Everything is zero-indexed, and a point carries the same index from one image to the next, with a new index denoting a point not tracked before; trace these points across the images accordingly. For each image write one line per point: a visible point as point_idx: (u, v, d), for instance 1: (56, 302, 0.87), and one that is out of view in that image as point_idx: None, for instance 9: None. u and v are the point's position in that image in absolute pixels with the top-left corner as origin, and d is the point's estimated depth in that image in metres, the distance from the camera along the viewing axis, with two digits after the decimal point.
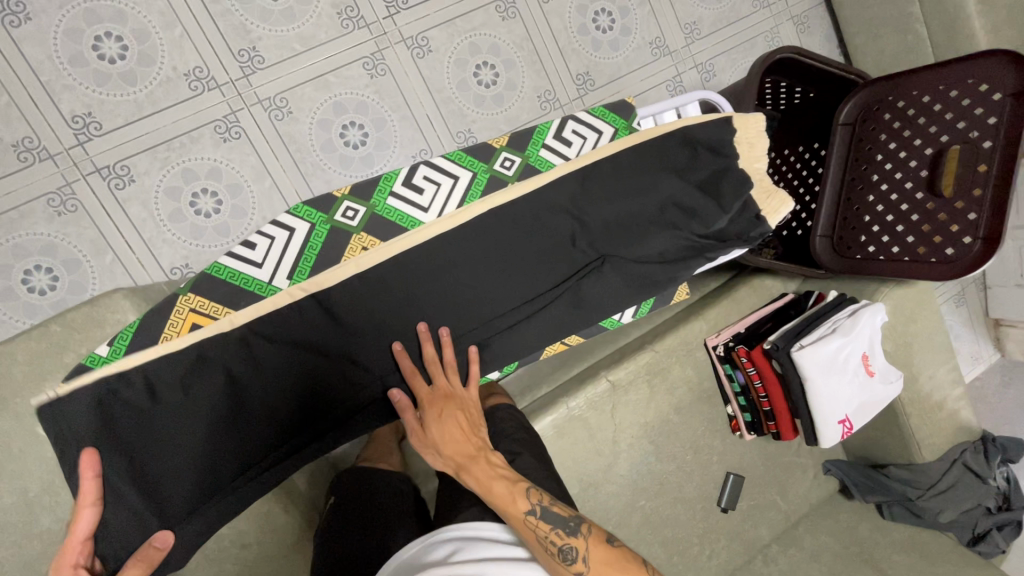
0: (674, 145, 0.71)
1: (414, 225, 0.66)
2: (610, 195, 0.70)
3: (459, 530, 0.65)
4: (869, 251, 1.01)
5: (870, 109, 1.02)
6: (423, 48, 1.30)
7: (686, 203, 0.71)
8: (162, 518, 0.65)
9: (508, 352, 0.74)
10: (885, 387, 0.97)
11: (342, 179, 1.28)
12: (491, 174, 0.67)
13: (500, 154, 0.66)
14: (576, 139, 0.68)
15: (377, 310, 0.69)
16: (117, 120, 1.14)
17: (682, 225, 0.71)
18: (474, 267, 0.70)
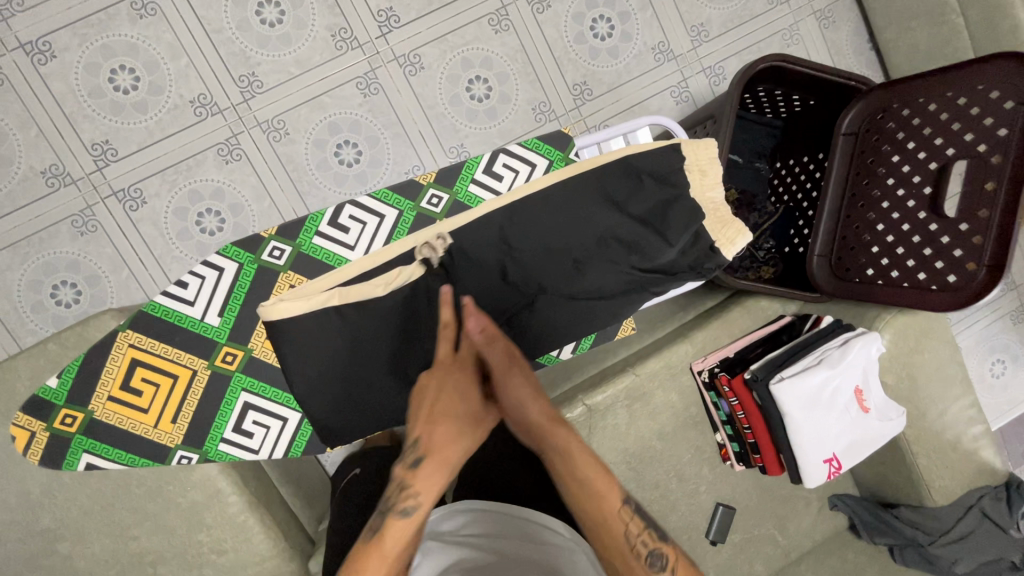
0: (614, 174, 0.75)
1: (341, 261, 0.83)
2: (550, 228, 0.75)
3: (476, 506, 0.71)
4: (867, 274, 0.93)
5: (874, 117, 0.94)
6: (415, 65, 1.31)
7: (627, 235, 0.74)
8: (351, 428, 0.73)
9: None
10: (882, 425, 0.90)
11: (337, 197, 1.32)
12: (418, 211, 0.83)
13: (428, 191, 0.82)
14: (504, 174, 0.83)
15: (325, 341, 0.74)
16: (130, 147, 1.23)
17: (621, 257, 0.74)
18: (414, 309, 0.75)
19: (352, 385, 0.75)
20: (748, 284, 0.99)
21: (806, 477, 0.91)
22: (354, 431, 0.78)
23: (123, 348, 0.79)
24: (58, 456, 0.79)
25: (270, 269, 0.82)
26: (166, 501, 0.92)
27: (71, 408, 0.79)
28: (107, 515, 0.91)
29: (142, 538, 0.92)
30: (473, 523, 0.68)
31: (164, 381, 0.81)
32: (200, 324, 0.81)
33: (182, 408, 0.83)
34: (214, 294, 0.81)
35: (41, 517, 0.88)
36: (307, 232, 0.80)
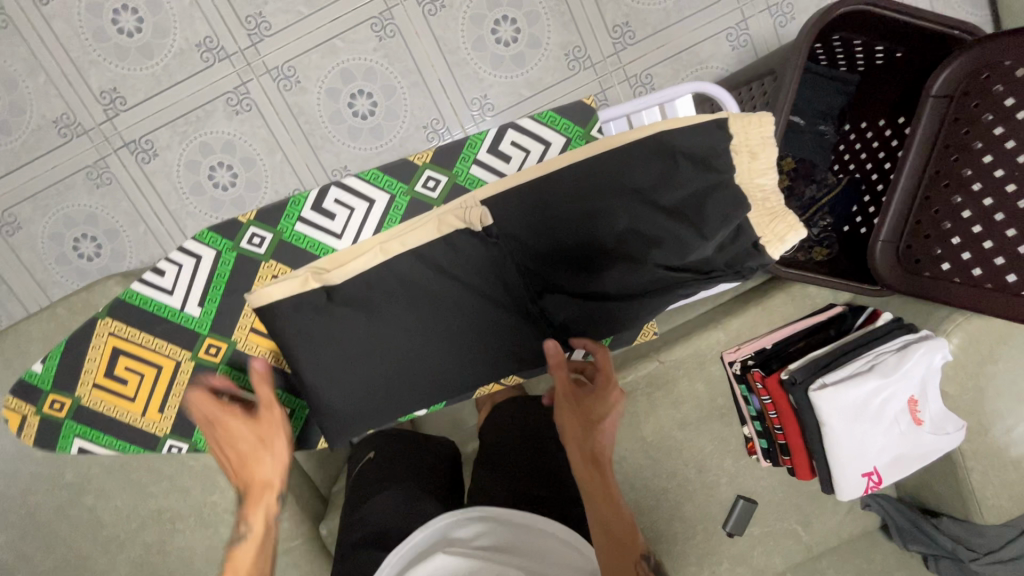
0: (646, 155, 0.66)
1: (326, 251, 0.78)
2: (570, 218, 0.68)
3: (486, 511, 0.65)
4: (942, 269, 0.81)
5: (975, 77, 0.77)
6: (435, 3, 1.17)
7: (656, 229, 0.66)
8: (364, 401, 0.74)
9: (476, 362, 0.76)
10: (938, 440, 0.80)
11: (353, 152, 1.23)
12: (411, 198, 0.78)
13: (423, 173, 0.76)
14: (512, 153, 0.77)
15: (336, 331, 0.71)
16: (138, 96, 1.17)
17: (644, 252, 0.67)
18: (423, 293, 0.73)
19: (357, 366, 0.73)
20: (797, 275, 0.87)
21: (840, 490, 0.83)
22: (364, 415, 0.75)
23: (104, 337, 0.77)
24: (51, 438, 0.79)
25: (251, 258, 0.78)
26: (180, 463, 0.94)
27: (59, 394, 0.78)
28: (124, 473, 0.93)
29: (160, 496, 0.94)
30: (489, 535, 0.61)
31: (148, 370, 0.79)
32: (183, 315, 0.78)
33: (169, 396, 0.80)
34: (194, 281, 0.77)
35: (65, 472, 0.92)
36: (286, 220, 0.75)
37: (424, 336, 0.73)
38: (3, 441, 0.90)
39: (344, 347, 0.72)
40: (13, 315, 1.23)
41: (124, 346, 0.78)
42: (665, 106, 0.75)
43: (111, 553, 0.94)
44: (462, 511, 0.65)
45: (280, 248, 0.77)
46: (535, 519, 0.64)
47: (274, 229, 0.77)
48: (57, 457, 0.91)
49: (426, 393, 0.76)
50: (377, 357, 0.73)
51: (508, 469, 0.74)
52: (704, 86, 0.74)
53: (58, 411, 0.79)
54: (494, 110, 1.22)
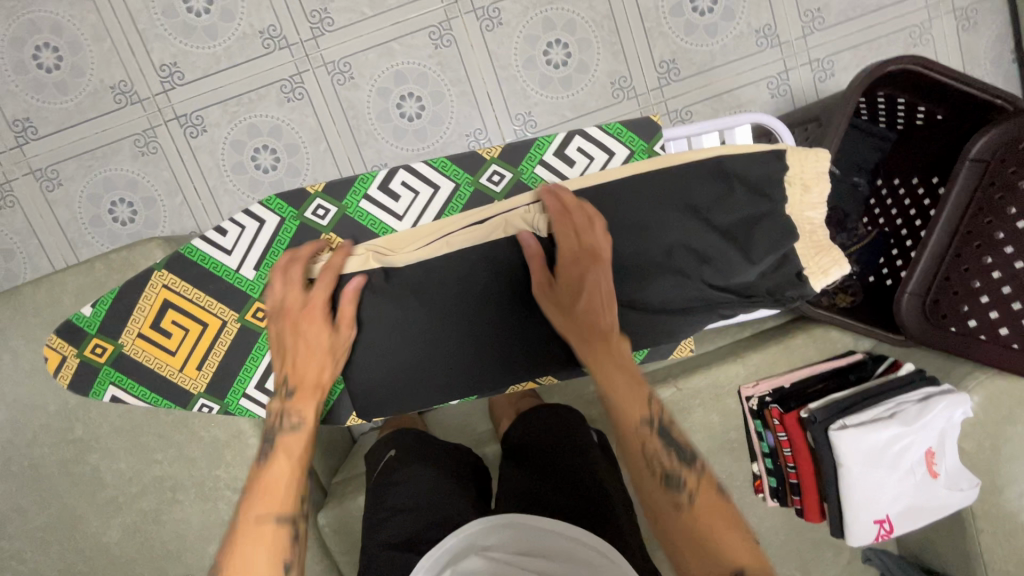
0: (704, 176, 0.70)
1: (385, 229, 0.80)
2: (624, 229, 0.71)
3: (514, 518, 0.66)
4: (969, 326, 0.83)
5: (1013, 145, 0.80)
6: (493, 20, 1.22)
7: (706, 250, 0.69)
8: (406, 382, 0.78)
9: (512, 360, 0.79)
10: (951, 495, 0.80)
11: (395, 151, 1.27)
12: (475, 188, 0.81)
13: (489, 167, 0.80)
14: (577, 158, 0.80)
15: (386, 311, 0.75)
16: (197, 72, 1.21)
17: (692, 269, 0.70)
18: (476, 286, 0.75)
19: (403, 346, 0.76)
20: (826, 315, 0.90)
21: (850, 534, 0.83)
22: (402, 394, 0.79)
23: (156, 288, 0.80)
24: (86, 382, 0.82)
25: (313, 228, 0.80)
26: (190, 433, 0.93)
27: (102, 338, 0.81)
28: (134, 435, 0.92)
29: (165, 463, 0.93)
30: (517, 542, 0.63)
31: (193, 327, 0.81)
32: (237, 276, 0.81)
33: (209, 355, 0.82)
34: (253, 246, 0.80)
35: (74, 429, 0.91)
36: (351, 196, 0.78)
37: (467, 329, 0.77)
38: (17, 389, 0.89)
39: (397, 324, 0.76)
40: (38, 269, 1.23)
41: (174, 300, 0.80)
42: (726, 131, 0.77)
43: (105, 517, 0.93)
44: (492, 517, 0.67)
45: (342, 222, 0.80)
46: (557, 523, 0.64)
47: (340, 203, 0.79)
48: (69, 413, 0.91)
49: (462, 383, 0.79)
50: (422, 342, 0.77)
51: (529, 473, 0.77)
52: (763, 118, 0.78)
53: (97, 356, 0.81)
54: (536, 127, 1.26)
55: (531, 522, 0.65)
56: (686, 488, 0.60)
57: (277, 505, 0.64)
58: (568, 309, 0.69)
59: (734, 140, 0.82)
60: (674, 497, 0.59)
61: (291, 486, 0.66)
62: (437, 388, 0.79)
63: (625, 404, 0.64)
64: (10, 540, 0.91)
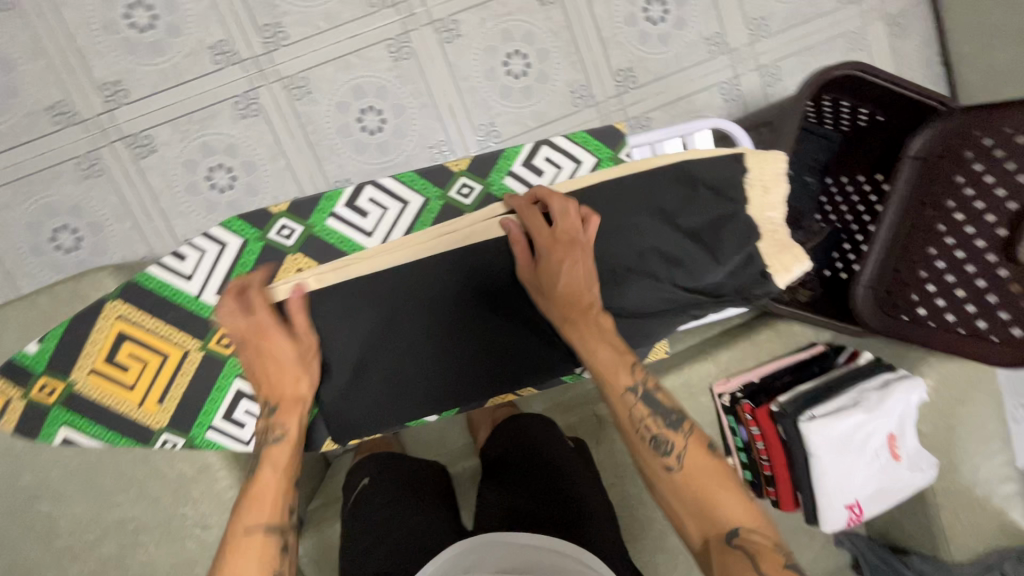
0: (667, 182, 0.73)
1: (356, 247, 0.79)
2: (595, 236, 0.72)
3: (499, 538, 0.66)
4: (919, 313, 0.88)
5: (949, 143, 0.85)
6: (452, 32, 1.22)
7: (676, 251, 0.72)
8: (382, 398, 0.77)
9: (490, 370, 0.79)
10: (913, 475, 0.85)
11: (358, 165, 1.25)
12: (445, 202, 0.80)
13: (458, 181, 0.79)
14: (545, 167, 0.81)
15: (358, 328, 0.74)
16: (143, 90, 1.16)
17: (665, 273, 0.72)
18: (448, 297, 0.75)
19: (387, 361, 0.76)
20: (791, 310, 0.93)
21: (824, 521, 0.86)
22: (377, 412, 0.78)
23: (110, 319, 0.75)
24: (34, 426, 0.76)
25: (278, 250, 0.78)
26: (151, 470, 0.88)
27: (50, 376, 0.75)
28: (89, 477, 0.87)
29: (124, 505, 0.88)
30: (503, 560, 0.62)
31: (152, 358, 0.77)
32: (198, 303, 0.77)
33: (170, 388, 0.78)
34: (215, 268, 0.77)
35: (21, 475, 0.85)
36: (317, 215, 0.77)
37: (442, 341, 0.77)
38: None
39: (367, 339, 0.75)
40: None
41: (130, 330, 0.76)
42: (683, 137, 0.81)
43: (61, 567, 0.87)
44: (475, 540, 0.67)
45: (308, 242, 0.79)
46: (543, 539, 0.64)
47: (306, 223, 0.78)
48: (15, 458, 0.85)
49: (439, 395, 0.78)
50: (398, 357, 0.76)
51: (512, 489, 0.77)
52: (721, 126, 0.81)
53: (45, 396, 0.76)
54: (499, 137, 1.26)
55: (514, 538, 0.65)
56: (674, 453, 0.63)
57: (266, 516, 0.62)
58: (548, 290, 0.69)
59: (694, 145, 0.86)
60: (664, 460, 0.63)
61: (281, 499, 0.64)
62: (414, 402, 0.78)
63: (611, 378, 0.66)
64: None
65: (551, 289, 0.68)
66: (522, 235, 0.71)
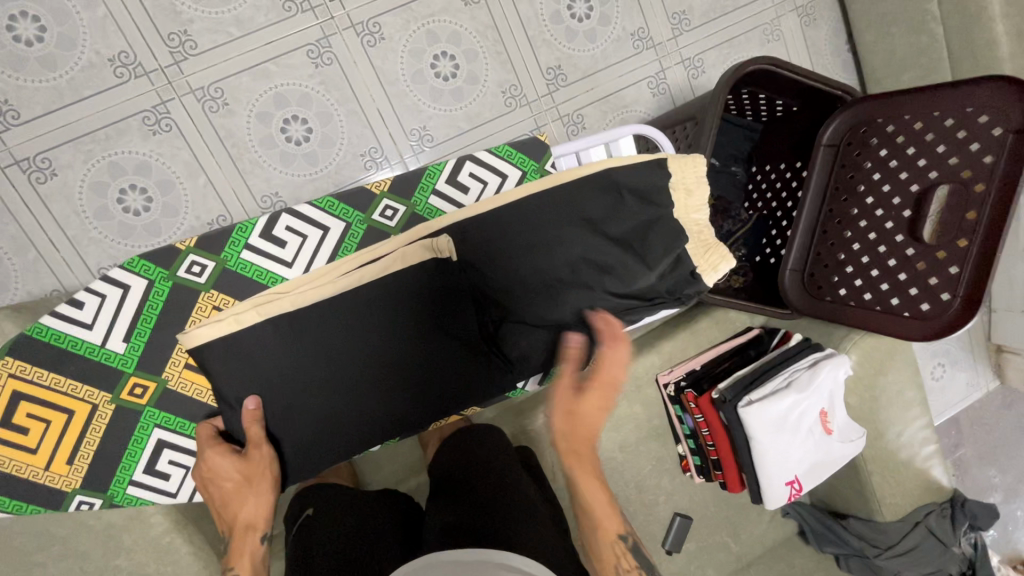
0: (594, 189, 0.74)
1: (278, 279, 0.78)
2: (522, 251, 0.73)
3: (452, 556, 0.62)
4: (840, 294, 0.92)
5: (856, 130, 0.91)
6: (374, 35, 1.18)
7: (605, 261, 0.72)
8: (323, 430, 0.75)
9: (431, 393, 0.79)
10: (845, 446, 0.90)
11: (286, 178, 1.19)
12: (369, 225, 0.81)
13: (380, 204, 0.81)
14: (467, 185, 0.84)
15: (291, 362, 0.72)
16: (35, 110, 1.05)
17: (596, 281, 0.72)
18: (383, 323, 0.75)
19: (314, 397, 0.73)
20: (726, 301, 0.96)
21: (767, 498, 0.90)
22: (318, 447, 0.76)
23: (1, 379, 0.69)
24: None
25: (191, 288, 0.75)
26: (76, 525, 0.82)
27: None
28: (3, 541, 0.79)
29: (48, 565, 0.81)
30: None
31: (56, 417, 0.72)
32: (104, 352, 0.72)
33: (81, 445, 0.73)
34: (119, 314, 0.72)
35: None
36: (232, 249, 0.75)
37: (380, 369, 0.75)
38: None
39: (301, 374, 0.73)
40: None
41: (26, 390, 0.70)
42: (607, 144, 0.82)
43: None
44: (422, 561, 0.63)
45: (224, 276, 0.76)
46: (497, 556, 0.62)
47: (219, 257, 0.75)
48: None
49: (382, 422, 0.78)
50: (335, 391, 0.74)
51: (461, 505, 0.76)
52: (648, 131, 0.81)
53: None
54: (433, 141, 1.24)
55: (455, 556, 0.62)
56: None
57: None
58: (569, 423, 0.72)
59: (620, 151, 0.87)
60: None
61: None
62: (356, 433, 0.77)
63: (606, 523, 0.70)
64: None
65: (582, 421, 0.72)
66: (580, 352, 0.75)
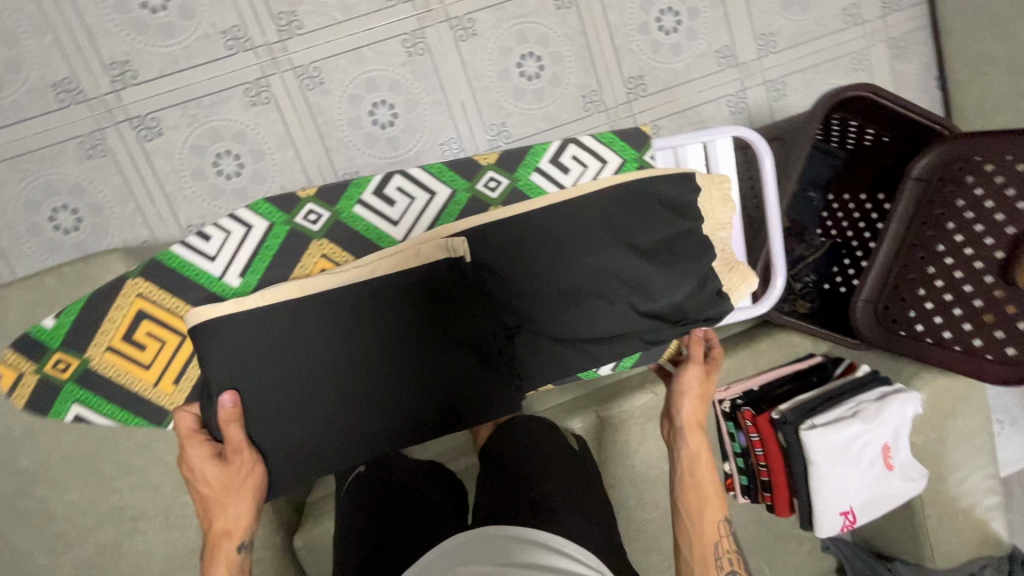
0: (621, 208, 0.82)
1: (382, 236, 0.82)
2: (551, 259, 0.80)
3: (503, 530, 0.69)
4: (916, 330, 0.91)
5: (951, 166, 0.88)
6: (468, 30, 1.22)
7: (631, 277, 0.81)
8: (308, 437, 0.72)
9: (422, 410, 0.75)
10: (904, 484, 0.88)
11: (367, 159, 1.24)
12: (471, 194, 0.84)
13: (486, 174, 0.83)
14: (571, 166, 0.85)
15: (289, 358, 0.71)
16: (151, 72, 1.13)
17: (617, 296, 0.81)
18: (385, 327, 0.74)
19: (305, 397, 0.72)
20: (794, 322, 0.98)
21: (818, 526, 0.89)
22: (310, 451, 0.73)
23: (129, 298, 0.75)
24: (47, 401, 0.76)
25: (303, 235, 0.79)
26: (154, 457, 0.88)
27: (65, 353, 0.75)
28: (90, 463, 0.86)
29: (125, 491, 0.88)
30: (500, 549, 0.65)
31: (169, 338, 0.77)
32: (220, 284, 0.77)
33: (187, 368, 0.78)
34: (240, 250, 0.77)
35: (20, 458, 0.85)
36: (346, 204, 0.78)
37: (377, 376, 0.73)
38: None
39: (295, 371, 0.71)
40: None
41: (150, 308, 0.75)
42: (709, 144, 0.84)
43: (57, 551, 0.88)
44: (476, 531, 0.70)
45: (333, 231, 0.80)
46: (540, 534, 0.68)
47: (333, 209, 0.79)
48: (14, 440, 0.84)
49: (373, 436, 0.74)
50: (326, 394, 0.72)
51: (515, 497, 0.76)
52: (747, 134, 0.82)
53: (59, 372, 0.75)
54: (510, 137, 1.27)
55: (503, 530, 0.69)
56: None
57: None
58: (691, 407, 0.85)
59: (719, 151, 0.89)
60: None
61: None
62: (346, 442, 0.73)
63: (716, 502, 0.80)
64: None
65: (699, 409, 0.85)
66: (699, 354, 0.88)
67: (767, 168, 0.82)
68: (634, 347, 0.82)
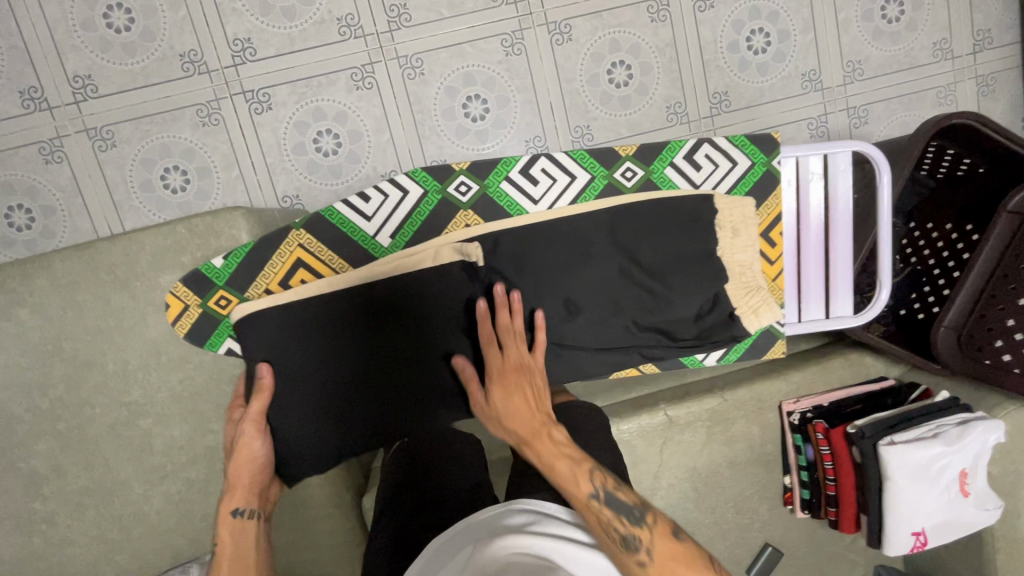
0: (630, 228, 0.92)
1: (520, 210, 0.93)
2: (560, 267, 0.90)
3: (530, 504, 0.69)
4: (1002, 359, 0.91)
5: None
6: (564, 35, 1.28)
7: (634, 294, 0.91)
8: (333, 403, 0.88)
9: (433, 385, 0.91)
10: (978, 513, 0.88)
11: (454, 149, 1.30)
12: (608, 180, 0.93)
13: (623, 166, 0.93)
14: (702, 164, 0.95)
15: (318, 335, 0.86)
16: (269, 51, 1.20)
17: (621, 311, 0.91)
18: (399, 315, 0.89)
19: (329, 370, 0.87)
20: (875, 339, 1.01)
21: (887, 544, 0.90)
22: (336, 415, 0.88)
23: (291, 247, 0.90)
24: (204, 333, 0.91)
25: (453, 204, 0.92)
26: None
27: (227, 291, 0.90)
28: (193, 402, 0.93)
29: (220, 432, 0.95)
30: (535, 520, 0.67)
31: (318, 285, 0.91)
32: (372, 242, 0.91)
33: None
34: (391, 215, 0.92)
35: (132, 391, 0.91)
36: (494, 178, 0.90)
37: (389, 355, 0.89)
38: (89, 347, 0.89)
39: (320, 348, 0.86)
40: (78, 229, 1.21)
41: (307, 258, 0.90)
42: (827, 155, 0.90)
43: (152, 482, 0.94)
44: (504, 503, 0.70)
45: (478, 203, 0.92)
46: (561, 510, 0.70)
47: (481, 182, 0.91)
48: (129, 373, 0.91)
49: (386, 402, 0.89)
50: (345, 368, 0.87)
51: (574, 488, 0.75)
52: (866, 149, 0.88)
53: (218, 307, 0.91)
54: (592, 140, 1.32)
55: (529, 503, 0.69)
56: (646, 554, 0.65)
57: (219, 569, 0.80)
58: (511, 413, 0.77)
59: (836, 163, 0.94)
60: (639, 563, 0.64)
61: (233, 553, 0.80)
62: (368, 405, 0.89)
63: (572, 487, 0.69)
64: (45, 501, 0.91)
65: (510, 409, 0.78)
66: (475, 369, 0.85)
67: (885, 184, 0.90)
68: (634, 359, 0.94)
